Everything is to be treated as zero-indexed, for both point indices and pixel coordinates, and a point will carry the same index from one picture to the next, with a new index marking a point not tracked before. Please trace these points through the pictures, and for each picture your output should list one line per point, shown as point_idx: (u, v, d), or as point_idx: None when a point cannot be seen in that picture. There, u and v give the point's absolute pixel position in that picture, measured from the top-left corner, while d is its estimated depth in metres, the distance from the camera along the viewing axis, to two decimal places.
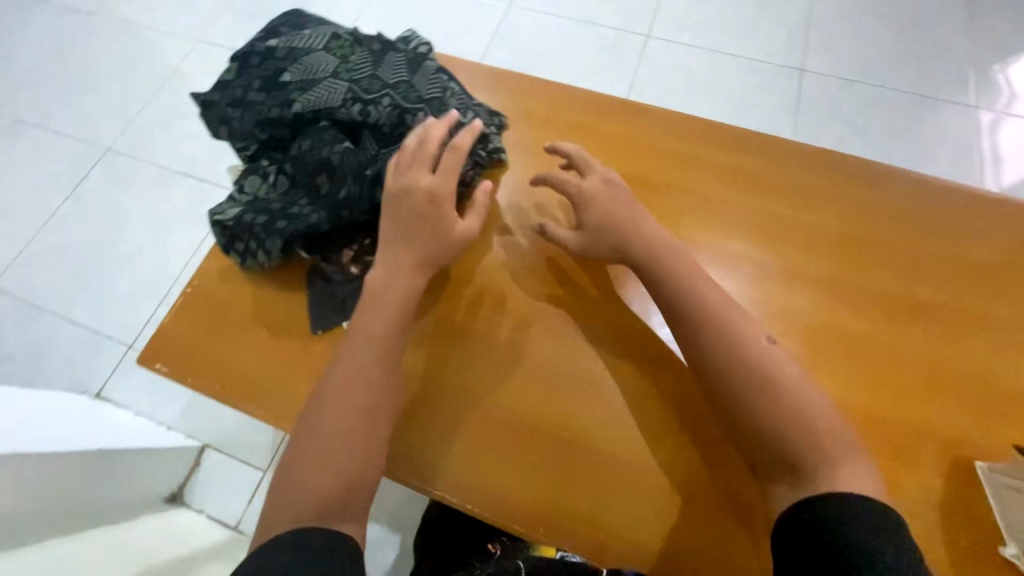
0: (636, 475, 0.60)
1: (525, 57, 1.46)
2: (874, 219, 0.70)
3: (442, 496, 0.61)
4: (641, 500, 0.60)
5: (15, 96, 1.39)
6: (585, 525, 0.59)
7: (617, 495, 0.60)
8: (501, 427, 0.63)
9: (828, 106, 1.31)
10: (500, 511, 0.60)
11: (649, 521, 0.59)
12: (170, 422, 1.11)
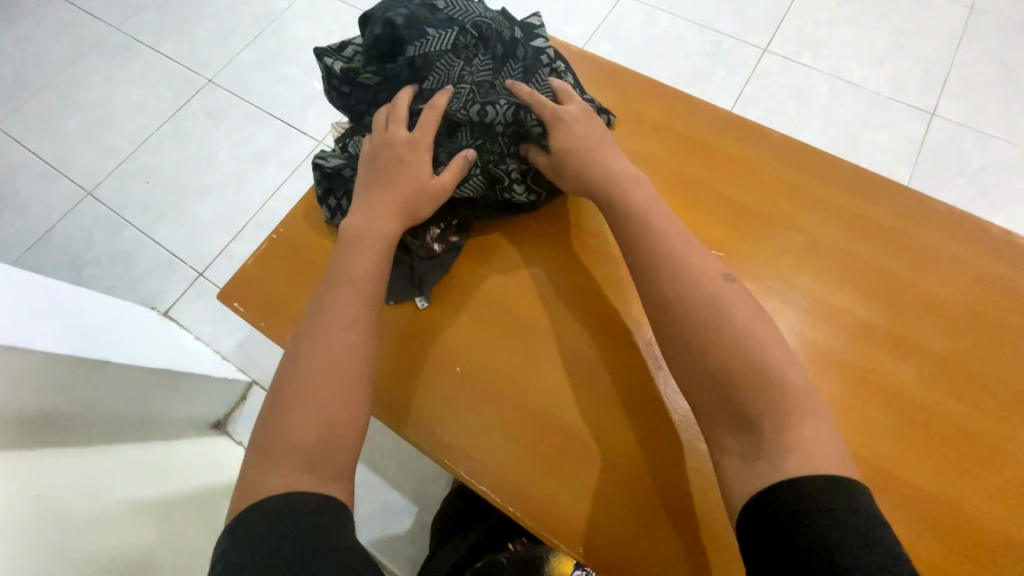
0: (668, 501, 0.59)
1: (631, 50, 1.40)
2: (1004, 301, 0.65)
3: (469, 480, 0.62)
4: (663, 524, 0.58)
5: (143, 21, 1.54)
6: (599, 535, 0.58)
7: (638, 513, 0.59)
8: (538, 423, 0.63)
9: (951, 157, 1.23)
10: (523, 505, 0.60)
11: (665, 546, 0.57)
12: (225, 351, 1.16)
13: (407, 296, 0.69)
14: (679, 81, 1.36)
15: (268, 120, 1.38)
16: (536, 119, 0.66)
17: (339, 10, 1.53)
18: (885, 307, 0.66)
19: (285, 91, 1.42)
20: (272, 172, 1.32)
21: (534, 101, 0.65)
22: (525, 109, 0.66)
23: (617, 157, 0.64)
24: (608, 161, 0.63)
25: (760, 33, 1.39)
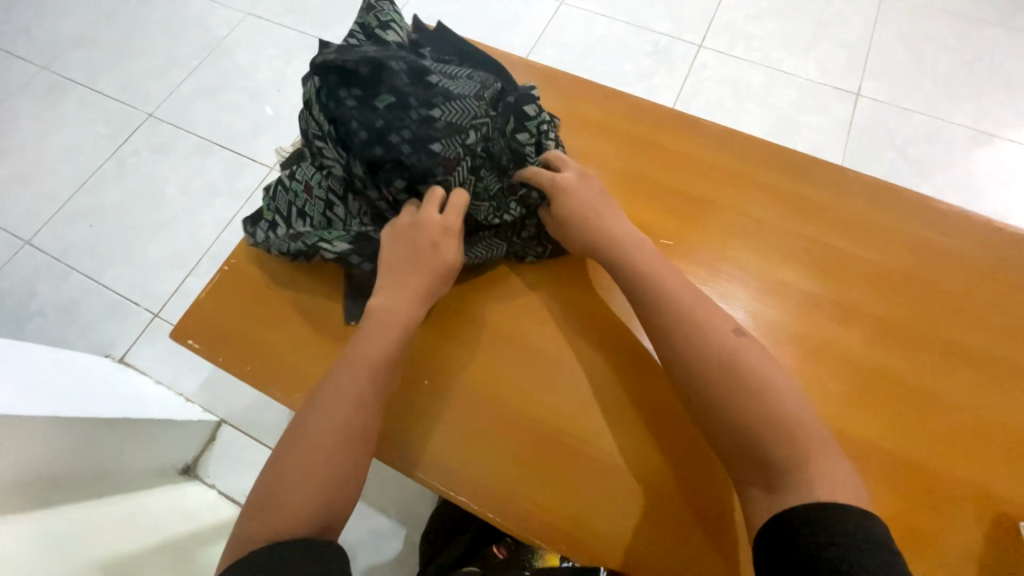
0: (649, 490, 0.60)
1: (574, 55, 1.44)
2: (931, 261, 0.70)
3: (452, 493, 0.61)
4: (649, 514, 0.59)
5: (74, 60, 1.48)
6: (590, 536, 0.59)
7: (626, 507, 0.59)
8: (517, 428, 0.63)
9: (878, 134, 1.31)
10: (511, 514, 0.60)
11: (654, 537, 0.58)
12: (189, 393, 1.11)
13: None
14: (622, 82, 1.40)
15: (216, 151, 1.35)
16: (539, 194, 0.68)
17: (281, 36, 1.51)
18: (828, 279, 0.69)
19: (231, 120, 1.39)
20: (224, 204, 1.29)
21: (532, 178, 0.66)
22: (528, 187, 0.68)
23: (617, 215, 0.66)
24: (606, 220, 0.65)
25: (694, 31, 1.45)
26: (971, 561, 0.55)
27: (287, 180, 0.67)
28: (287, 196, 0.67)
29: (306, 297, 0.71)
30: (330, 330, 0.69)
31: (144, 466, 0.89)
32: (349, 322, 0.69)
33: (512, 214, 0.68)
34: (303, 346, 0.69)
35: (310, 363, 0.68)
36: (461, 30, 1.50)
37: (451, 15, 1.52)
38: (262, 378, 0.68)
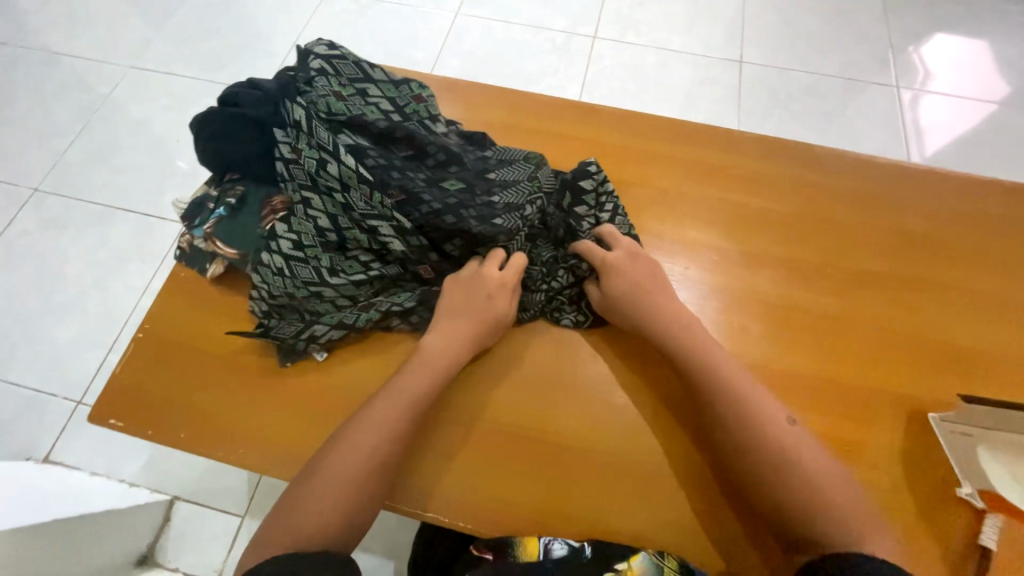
0: (618, 464, 0.62)
1: (479, 62, 1.47)
2: (817, 199, 0.77)
3: (433, 516, 0.60)
4: (627, 489, 0.61)
5: None
6: (576, 522, 0.60)
7: (606, 488, 0.61)
8: (485, 435, 0.63)
9: (765, 94, 1.43)
10: (495, 521, 0.60)
11: (637, 508, 0.60)
12: (132, 478, 1.03)
13: (304, 352, 0.67)
14: (529, 82, 1.44)
15: (119, 215, 1.26)
16: (590, 266, 0.69)
17: (171, 85, 1.44)
18: (735, 232, 0.75)
19: (131, 181, 1.30)
20: (138, 270, 1.21)
21: (584, 253, 0.67)
22: (579, 258, 0.70)
23: (662, 288, 0.66)
24: (654, 302, 0.64)
25: (587, 24, 1.52)
26: (895, 459, 0.61)
27: (285, 267, 0.64)
28: (282, 283, 0.65)
29: (236, 349, 0.68)
30: (265, 377, 0.67)
31: (91, 567, 0.81)
32: (283, 363, 0.67)
33: (559, 281, 0.70)
34: (241, 398, 0.66)
35: (251, 414, 0.65)
36: (363, 54, 1.49)
37: (349, 41, 1.51)
38: (202, 441, 0.64)
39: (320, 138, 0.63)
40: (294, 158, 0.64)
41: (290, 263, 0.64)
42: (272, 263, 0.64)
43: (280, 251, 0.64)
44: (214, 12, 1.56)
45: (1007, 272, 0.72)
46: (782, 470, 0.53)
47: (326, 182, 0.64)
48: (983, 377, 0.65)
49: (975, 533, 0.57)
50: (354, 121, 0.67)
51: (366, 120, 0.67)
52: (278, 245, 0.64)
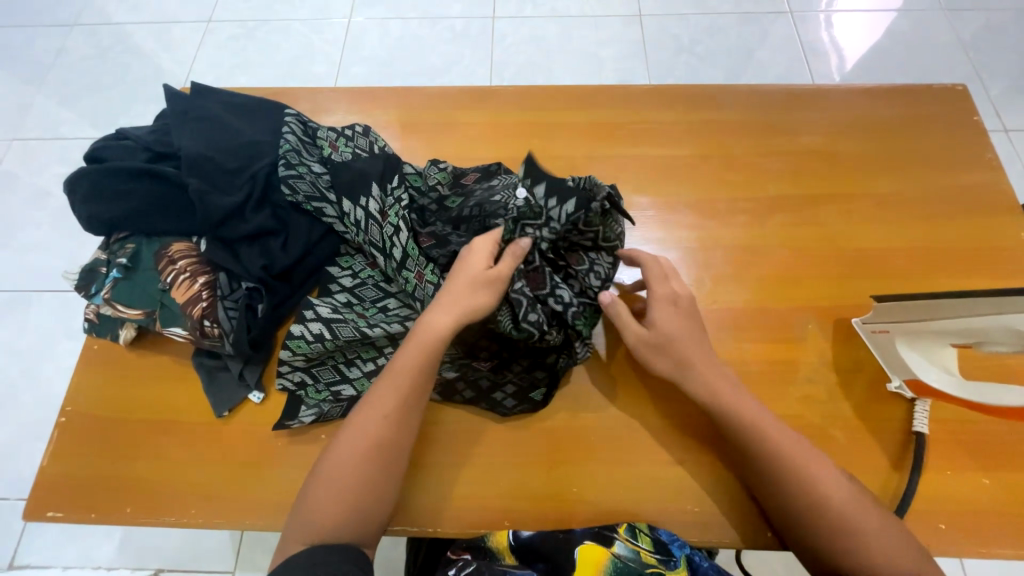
0: (580, 438, 0.63)
1: (384, 64, 1.44)
2: (721, 136, 0.78)
3: (415, 531, 0.60)
4: (598, 461, 0.62)
5: None
6: (555, 503, 0.61)
7: (578, 464, 0.62)
8: (446, 439, 0.63)
9: (672, 43, 1.45)
10: (476, 520, 0.60)
11: (612, 476, 0.61)
12: (107, 562, 0.99)
13: (238, 398, 0.65)
14: (435, 75, 1.42)
15: (35, 297, 1.19)
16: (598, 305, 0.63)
17: (61, 151, 1.35)
18: (648, 186, 0.76)
19: (39, 260, 1.22)
20: (69, 349, 1.14)
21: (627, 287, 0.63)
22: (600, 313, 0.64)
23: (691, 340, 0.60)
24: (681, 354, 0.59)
25: (483, 6, 1.50)
26: (830, 370, 0.64)
27: (324, 330, 0.62)
28: (322, 346, 0.62)
29: (168, 411, 0.66)
30: (204, 433, 0.64)
31: None
32: (220, 413, 0.65)
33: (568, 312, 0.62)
34: (184, 462, 0.63)
35: (196, 476, 0.62)
36: (260, 79, 1.43)
37: (243, 68, 1.45)
38: (149, 513, 0.61)
39: (389, 219, 0.65)
40: (350, 216, 0.65)
41: (330, 325, 0.63)
42: (307, 332, 0.62)
43: (318, 316, 0.63)
44: (91, 65, 1.46)
45: (900, 169, 0.75)
46: (793, 483, 0.53)
47: (373, 241, 0.65)
48: (893, 273, 0.69)
49: (910, 420, 0.61)
50: (393, 179, 0.67)
51: (396, 184, 0.67)
52: (314, 310, 0.64)
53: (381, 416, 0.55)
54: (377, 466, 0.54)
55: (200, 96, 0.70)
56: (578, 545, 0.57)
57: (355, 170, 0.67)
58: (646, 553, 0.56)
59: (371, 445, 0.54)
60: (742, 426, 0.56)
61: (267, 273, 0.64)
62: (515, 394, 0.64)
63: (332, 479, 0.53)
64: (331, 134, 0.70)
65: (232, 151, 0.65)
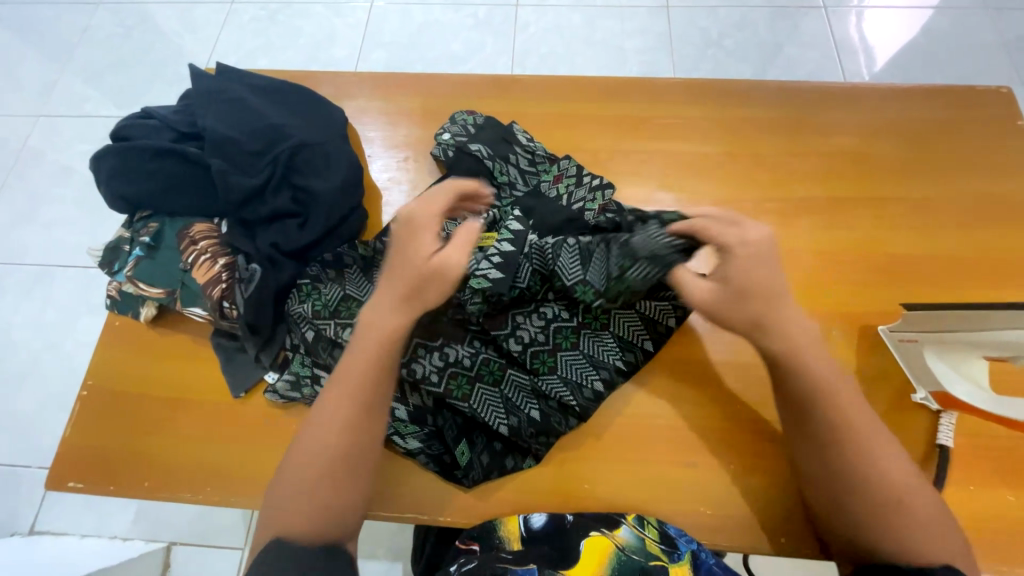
0: (595, 434, 0.63)
1: (404, 50, 1.42)
2: (749, 133, 0.76)
3: (429, 519, 0.60)
4: (611, 462, 0.62)
5: None
6: (569, 499, 0.61)
7: (592, 462, 0.62)
8: None
9: (698, 35, 1.41)
10: (489, 510, 0.60)
11: (627, 475, 0.61)
12: (124, 533, 1.01)
13: (255, 379, 0.65)
14: (456, 63, 1.40)
15: (58, 272, 1.21)
16: (561, 377, 0.62)
17: (85, 128, 1.37)
18: (672, 181, 0.74)
19: (62, 236, 1.25)
20: (89, 325, 1.17)
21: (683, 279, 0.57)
22: (559, 369, 0.62)
23: (809, 346, 0.55)
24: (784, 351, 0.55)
25: None
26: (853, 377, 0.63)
27: (342, 299, 0.63)
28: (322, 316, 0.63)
29: (188, 389, 0.66)
30: (221, 412, 0.65)
31: None
32: (237, 394, 0.65)
33: (512, 346, 0.62)
34: (200, 440, 0.64)
35: (213, 454, 0.63)
36: (280, 62, 1.43)
37: (265, 50, 1.45)
38: (166, 488, 0.62)
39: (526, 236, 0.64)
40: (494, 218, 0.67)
41: (346, 296, 0.64)
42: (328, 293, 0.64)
43: (340, 285, 0.64)
44: (115, 44, 1.47)
45: (937, 174, 0.72)
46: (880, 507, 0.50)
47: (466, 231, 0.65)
48: (925, 281, 0.67)
49: (935, 432, 0.60)
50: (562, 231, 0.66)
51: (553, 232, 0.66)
52: (340, 280, 0.65)
53: (343, 399, 0.55)
54: (340, 470, 0.54)
55: (507, 124, 0.76)
56: (584, 536, 0.57)
57: (572, 218, 0.67)
58: (650, 542, 0.57)
59: (333, 446, 0.54)
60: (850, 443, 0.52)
61: (281, 254, 0.65)
62: (497, 451, 0.61)
63: (301, 482, 0.53)
64: (566, 168, 0.71)
65: (255, 132, 0.65)
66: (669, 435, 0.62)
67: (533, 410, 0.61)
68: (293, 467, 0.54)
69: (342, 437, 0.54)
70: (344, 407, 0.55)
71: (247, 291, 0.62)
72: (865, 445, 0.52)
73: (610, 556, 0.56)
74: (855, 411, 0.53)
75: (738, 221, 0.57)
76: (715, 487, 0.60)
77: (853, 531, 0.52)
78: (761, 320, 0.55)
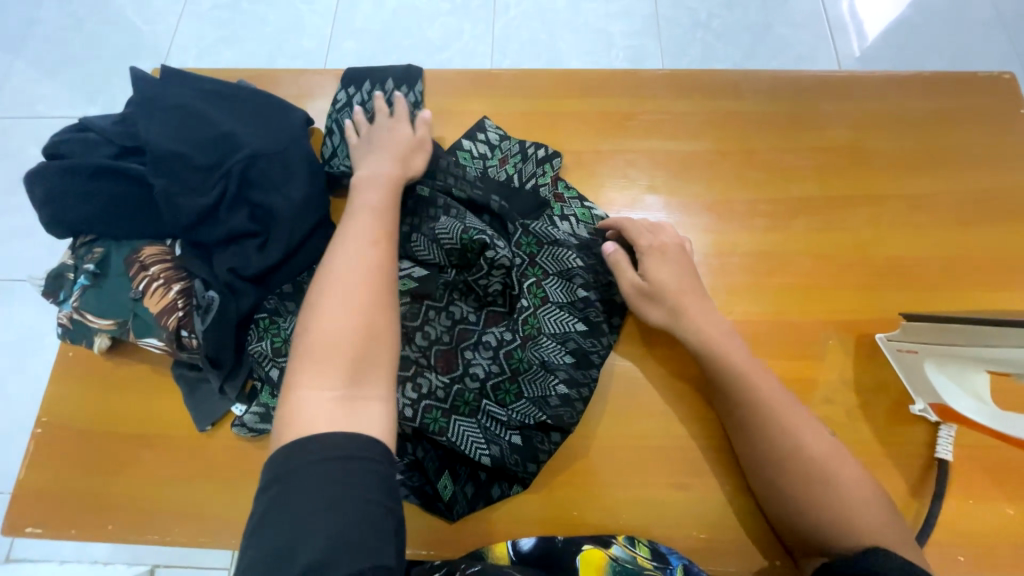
0: (583, 457, 0.60)
1: (376, 38, 1.34)
2: (741, 129, 0.72)
3: (418, 554, 0.57)
4: (600, 485, 0.59)
5: None
6: (557, 524, 0.58)
7: (581, 484, 0.59)
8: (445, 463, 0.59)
9: (686, 16, 1.34)
10: (473, 542, 0.58)
11: (619, 497, 0.59)
12: (105, 557, 0.98)
13: (221, 411, 0.61)
14: (432, 51, 1.33)
15: (18, 286, 1.15)
16: (540, 406, 0.59)
17: (39, 132, 1.28)
18: (661, 183, 0.70)
19: (19, 248, 1.18)
20: (53, 342, 1.11)
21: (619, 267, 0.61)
22: (541, 394, 0.60)
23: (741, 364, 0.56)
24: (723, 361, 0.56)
25: None
26: (849, 390, 0.60)
27: None
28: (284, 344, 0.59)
29: (148, 425, 0.62)
30: (187, 445, 0.61)
31: None
32: (204, 427, 0.61)
33: (484, 369, 0.60)
34: (165, 477, 0.60)
35: (177, 491, 0.60)
36: (244, 55, 1.34)
37: (227, 41, 1.36)
38: (131, 529, 0.59)
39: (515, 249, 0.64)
40: None
41: None
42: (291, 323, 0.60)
43: None
44: (66, 37, 1.37)
45: (936, 169, 0.69)
46: (849, 531, 0.48)
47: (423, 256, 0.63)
48: (922, 286, 0.64)
49: (933, 445, 0.58)
50: (532, 241, 0.65)
51: (524, 240, 0.65)
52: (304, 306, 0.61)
53: (365, 247, 0.51)
54: (372, 306, 0.47)
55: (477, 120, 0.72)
56: (578, 550, 0.53)
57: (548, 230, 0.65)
58: (642, 560, 0.53)
59: (368, 279, 0.49)
60: (810, 468, 0.51)
61: (241, 278, 0.59)
62: (478, 483, 0.58)
63: (334, 329, 0.45)
64: (532, 170, 0.69)
65: (203, 145, 0.59)
66: (661, 455, 0.60)
67: (515, 436, 0.59)
68: (319, 320, 0.46)
69: (370, 274, 0.49)
70: (374, 247, 0.51)
71: (207, 321, 0.58)
72: (810, 456, 0.51)
73: (605, 570, 0.52)
74: (786, 404, 0.54)
75: (658, 228, 0.64)
76: (708, 508, 0.58)
77: (792, 520, 0.52)
78: (676, 316, 0.58)
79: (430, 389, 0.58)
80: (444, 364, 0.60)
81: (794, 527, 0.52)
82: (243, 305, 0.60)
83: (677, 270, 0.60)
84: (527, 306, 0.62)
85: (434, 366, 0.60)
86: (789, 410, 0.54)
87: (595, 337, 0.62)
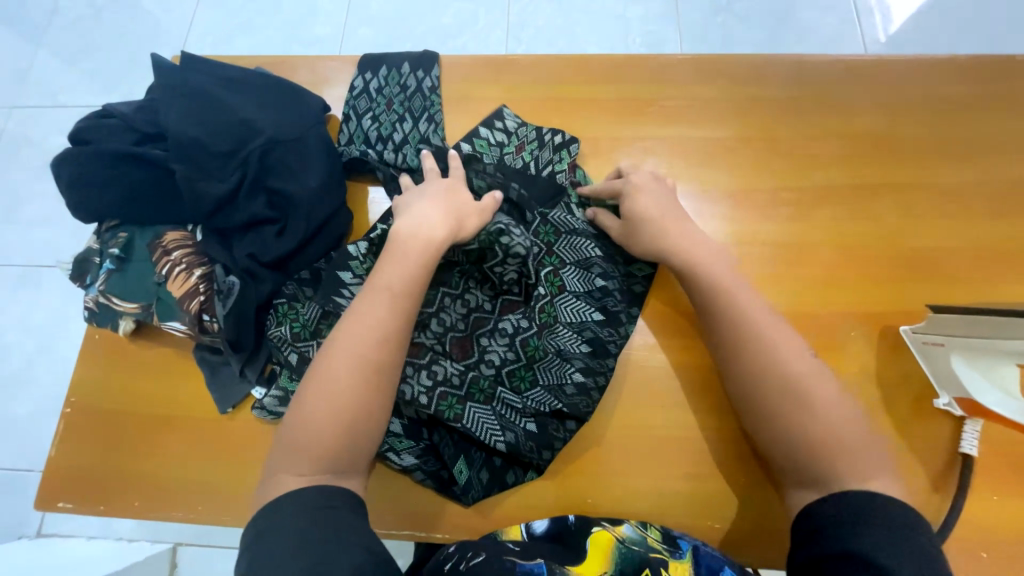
0: (598, 445, 0.60)
1: (391, 25, 1.33)
2: (764, 115, 0.70)
3: (435, 537, 0.58)
4: (615, 474, 0.59)
5: None
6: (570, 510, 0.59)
7: (596, 472, 0.59)
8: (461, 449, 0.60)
9: (707, 0, 1.31)
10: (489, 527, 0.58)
11: (634, 486, 0.59)
12: (131, 533, 1.02)
13: (242, 394, 0.62)
14: (447, 39, 1.31)
15: (45, 272, 1.18)
16: (555, 394, 0.59)
17: (62, 120, 1.30)
18: (681, 171, 0.69)
19: (45, 235, 1.21)
20: (79, 326, 1.14)
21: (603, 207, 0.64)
22: (557, 382, 0.60)
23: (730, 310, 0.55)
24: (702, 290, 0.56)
25: None
26: (872, 383, 0.59)
27: (322, 313, 0.60)
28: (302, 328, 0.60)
29: (173, 406, 0.64)
30: (209, 427, 0.63)
31: None
32: (225, 409, 0.63)
33: (499, 356, 0.60)
34: (189, 457, 0.62)
35: (201, 471, 0.61)
36: (259, 43, 1.34)
37: (243, 29, 1.36)
38: (157, 507, 0.61)
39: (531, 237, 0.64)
40: None
41: (328, 309, 0.60)
42: (309, 308, 0.60)
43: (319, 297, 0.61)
44: (87, 26, 1.39)
45: (969, 157, 0.67)
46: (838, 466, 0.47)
47: None
48: (951, 278, 0.62)
49: (957, 440, 0.56)
50: (548, 230, 0.64)
51: (540, 228, 0.64)
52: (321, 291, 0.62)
53: (368, 328, 0.52)
54: (362, 399, 0.50)
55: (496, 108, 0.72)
56: (589, 532, 0.54)
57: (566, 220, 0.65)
58: (652, 542, 0.54)
59: (361, 363, 0.51)
60: (797, 405, 0.49)
61: (260, 264, 0.61)
62: (494, 469, 0.59)
63: (322, 410, 0.49)
64: (547, 156, 0.69)
65: (222, 131, 0.59)
66: (677, 445, 0.60)
67: (529, 423, 0.59)
68: (309, 397, 0.50)
69: (366, 359, 0.51)
70: (377, 331, 0.52)
71: (218, 302, 0.59)
72: (797, 390, 0.50)
73: (614, 554, 0.51)
74: (770, 335, 0.52)
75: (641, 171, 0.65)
76: (724, 499, 0.58)
77: (779, 460, 0.51)
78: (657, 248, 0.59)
79: (447, 376, 0.59)
80: (461, 351, 0.61)
81: (788, 468, 0.50)
82: (262, 291, 0.61)
83: (657, 202, 0.61)
84: (543, 293, 0.62)
85: (451, 353, 0.60)
86: (769, 339, 0.52)
87: (612, 326, 0.62)
